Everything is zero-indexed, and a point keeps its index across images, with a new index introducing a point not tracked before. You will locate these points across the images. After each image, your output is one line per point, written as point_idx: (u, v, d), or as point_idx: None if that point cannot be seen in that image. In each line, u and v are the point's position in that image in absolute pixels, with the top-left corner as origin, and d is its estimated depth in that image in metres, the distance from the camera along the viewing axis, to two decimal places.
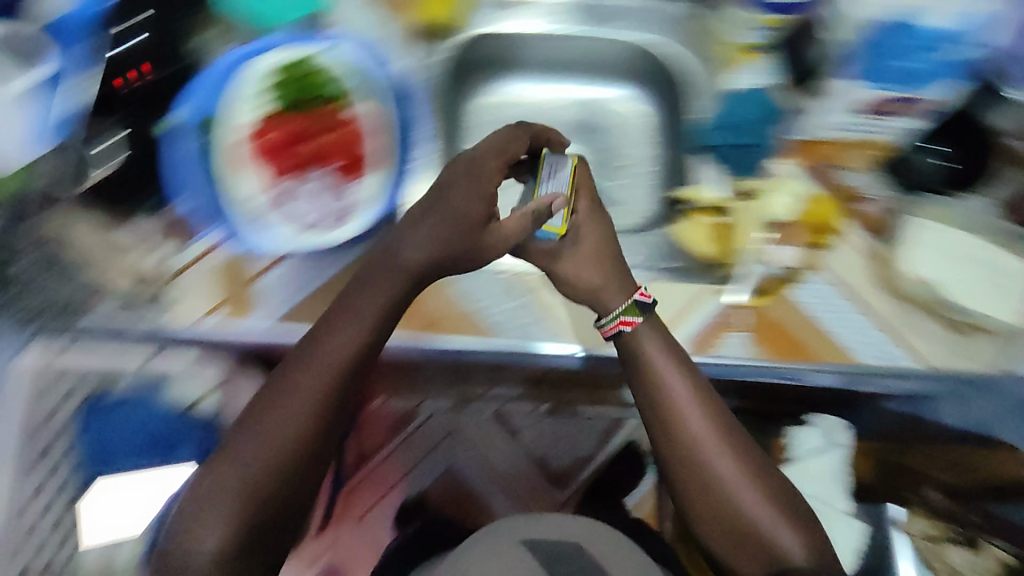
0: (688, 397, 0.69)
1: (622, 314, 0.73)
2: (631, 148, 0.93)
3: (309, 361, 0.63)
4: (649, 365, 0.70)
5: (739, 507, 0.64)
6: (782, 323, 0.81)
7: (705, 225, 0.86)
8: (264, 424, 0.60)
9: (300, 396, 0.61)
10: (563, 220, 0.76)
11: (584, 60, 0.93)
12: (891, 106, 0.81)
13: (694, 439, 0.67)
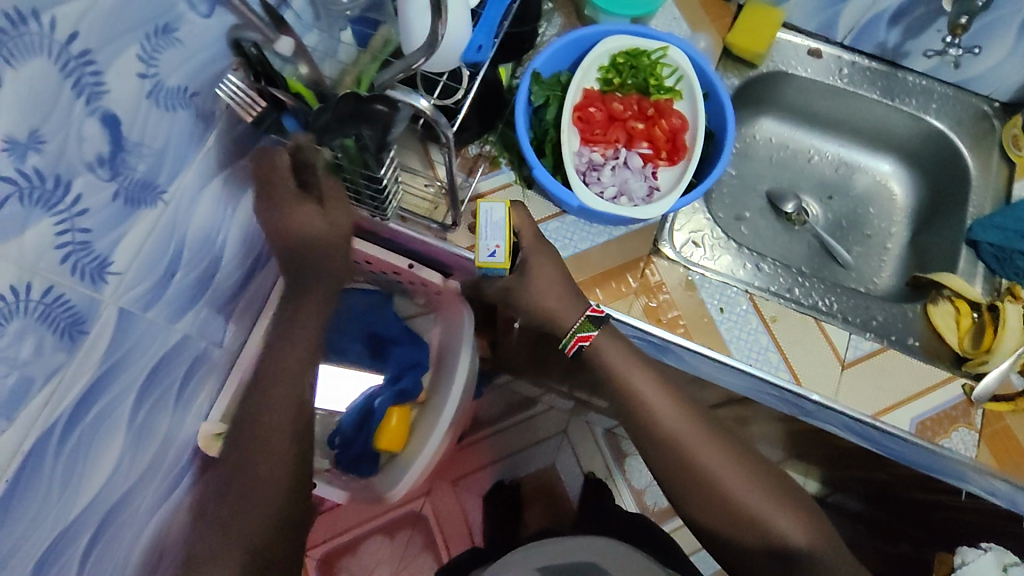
0: (662, 395, 0.67)
1: (577, 331, 0.67)
2: (881, 221, 0.95)
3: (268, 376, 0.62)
4: (617, 374, 0.67)
5: (733, 496, 0.63)
6: (1018, 438, 0.71)
7: (962, 317, 0.76)
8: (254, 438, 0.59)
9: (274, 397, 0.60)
10: (505, 256, 0.64)
11: (863, 125, 0.96)
12: None
13: (683, 441, 0.65)
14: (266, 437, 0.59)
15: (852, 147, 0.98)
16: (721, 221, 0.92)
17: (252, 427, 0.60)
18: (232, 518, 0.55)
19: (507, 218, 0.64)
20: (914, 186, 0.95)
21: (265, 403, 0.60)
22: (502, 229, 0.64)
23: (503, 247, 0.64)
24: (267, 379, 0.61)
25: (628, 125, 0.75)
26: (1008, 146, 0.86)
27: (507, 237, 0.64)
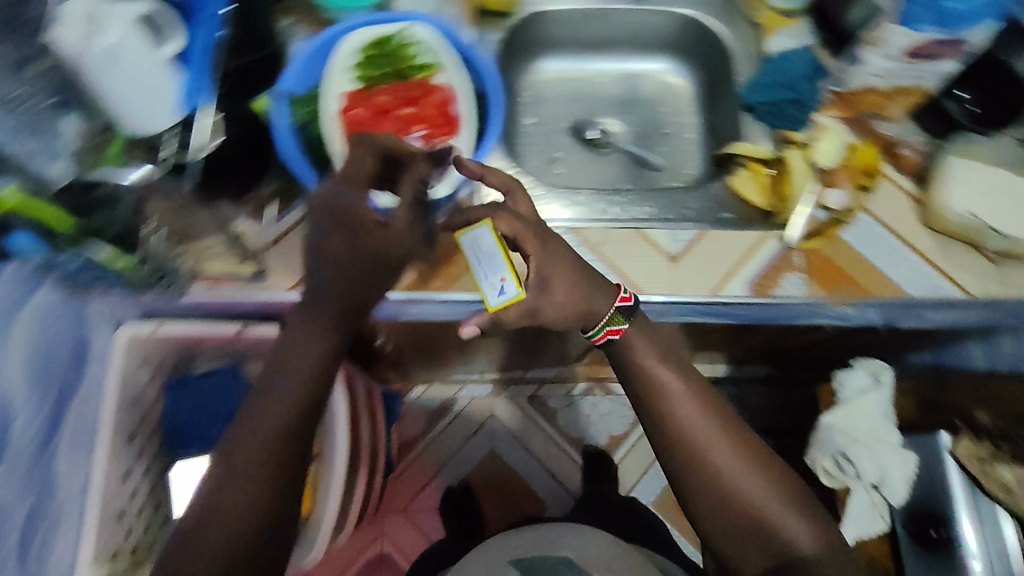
0: (683, 390, 0.67)
1: (608, 325, 0.68)
2: (677, 116, 1.00)
3: (229, 477, 0.54)
4: (642, 363, 0.68)
5: (744, 494, 0.63)
6: (836, 263, 0.78)
7: (760, 176, 0.82)
8: (203, 539, 0.53)
9: (229, 509, 0.54)
10: (515, 285, 0.64)
11: (631, 37, 0.99)
12: (936, 48, 0.78)
13: (695, 433, 0.65)
14: (209, 553, 0.53)
15: (629, 57, 1.02)
16: (535, 169, 0.95)
17: (184, 551, 0.53)
18: None
19: (495, 240, 0.65)
20: (693, 74, 1.00)
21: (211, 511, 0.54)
22: (498, 258, 0.65)
23: (508, 277, 0.64)
24: (222, 483, 0.54)
25: (398, 114, 0.72)
26: (752, 11, 0.92)
27: (506, 264, 0.64)
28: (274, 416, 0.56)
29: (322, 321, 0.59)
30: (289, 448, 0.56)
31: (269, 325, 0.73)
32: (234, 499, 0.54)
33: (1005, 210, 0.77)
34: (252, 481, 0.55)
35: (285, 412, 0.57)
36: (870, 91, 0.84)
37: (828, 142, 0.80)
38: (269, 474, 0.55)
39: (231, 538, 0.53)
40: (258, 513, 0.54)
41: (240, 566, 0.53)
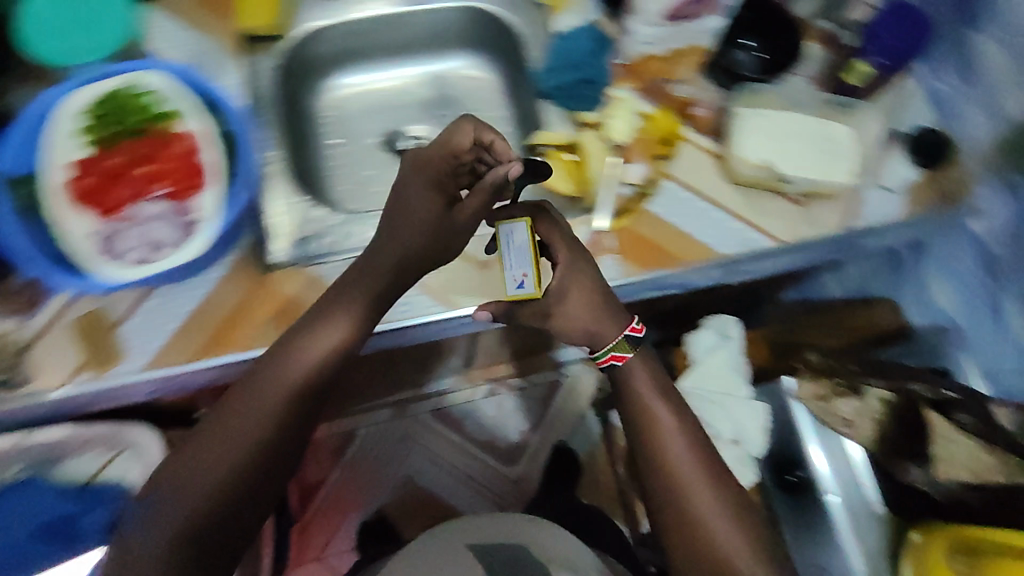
0: (672, 426, 0.68)
1: (612, 351, 0.70)
2: (488, 111, 0.96)
3: (221, 432, 0.61)
4: (637, 393, 0.70)
5: (719, 545, 0.64)
6: (648, 238, 0.77)
7: (563, 162, 0.81)
8: (203, 457, 0.61)
9: (210, 461, 0.60)
10: (533, 283, 0.67)
11: (428, 37, 0.94)
12: (688, 9, 0.83)
13: (674, 464, 0.67)
14: (185, 492, 0.60)
15: (428, 59, 0.97)
16: (345, 192, 0.88)
17: (187, 469, 0.61)
18: (171, 507, 0.59)
19: (528, 240, 0.68)
20: (495, 65, 0.96)
21: (193, 455, 0.61)
22: (528, 257, 0.68)
23: (529, 274, 0.68)
24: (211, 434, 0.61)
25: (135, 175, 0.72)
26: None
27: (534, 263, 0.67)
28: (270, 398, 0.62)
29: (350, 318, 0.64)
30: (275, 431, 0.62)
31: (60, 428, 0.75)
32: (219, 452, 0.61)
33: (794, 152, 0.80)
34: (239, 444, 0.61)
35: (276, 397, 0.62)
36: (650, 60, 0.83)
37: (620, 119, 0.81)
38: (249, 446, 0.61)
39: (205, 489, 0.60)
40: (239, 472, 0.61)
41: (207, 518, 0.60)
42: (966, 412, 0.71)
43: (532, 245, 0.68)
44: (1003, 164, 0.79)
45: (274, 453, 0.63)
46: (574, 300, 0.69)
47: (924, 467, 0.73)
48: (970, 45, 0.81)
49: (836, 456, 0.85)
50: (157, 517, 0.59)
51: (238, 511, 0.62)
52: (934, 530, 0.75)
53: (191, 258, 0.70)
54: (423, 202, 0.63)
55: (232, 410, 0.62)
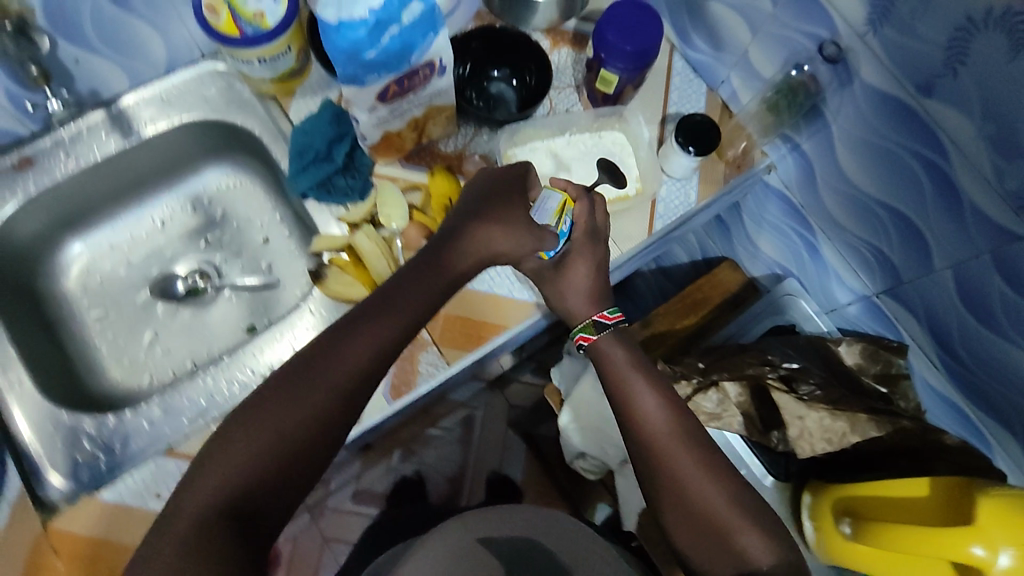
0: (659, 405, 0.62)
1: (579, 329, 0.66)
2: (259, 219, 0.86)
3: (326, 365, 0.53)
4: (615, 371, 0.64)
5: (705, 509, 0.58)
6: (461, 315, 0.74)
7: (346, 269, 0.73)
8: (320, 359, 0.54)
9: (308, 398, 0.52)
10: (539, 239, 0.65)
11: (161, 166, 0.83)
12: None
13: (660, 429, 0.61)
14: (262, 426, 0.50)
15: (175, 183, 0.86)
16: (132, 366, 0.80)
17: (278, 390, 0.52)
18: (246, 417, 0.51)
19: (558, 204, 0.65)
20: (249, 167, 0.85)
21: (291, 396, 0.52)
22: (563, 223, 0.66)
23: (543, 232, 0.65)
24: (319, 369, 0.53)
25: None
26: (255, 87, 0.78)
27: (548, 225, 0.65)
28: (376, 335, 0.56)
29: (455, 254, 0.63)
30: (369, 378, 0.55)
31: None
32: (343, 364, 0.54)
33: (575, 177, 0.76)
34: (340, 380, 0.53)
35: (388, 326, 0.57)
36: (391, 136, 0.70)
37: (391, 204, 0.74)
38: (363, 374, 0.55)
39: (272, 436, 0.50)
40: (338, 389, 0.53)
41: (279, 469, 0.49)
42: (807, 380, 0.73)
43: (561, 216, 0.65)
44: (771, 124, 0.78)
45: (352, 412, 0.54)
46: (567, 281, 0.66)
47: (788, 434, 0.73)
48: (707, 12, 0.77)
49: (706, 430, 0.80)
50: (253, 422, 0.50)
51: (336, 427, 0.53)
52: (835, 493, 0.72)
53: None
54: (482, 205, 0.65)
55: (351, 338, 0.55)
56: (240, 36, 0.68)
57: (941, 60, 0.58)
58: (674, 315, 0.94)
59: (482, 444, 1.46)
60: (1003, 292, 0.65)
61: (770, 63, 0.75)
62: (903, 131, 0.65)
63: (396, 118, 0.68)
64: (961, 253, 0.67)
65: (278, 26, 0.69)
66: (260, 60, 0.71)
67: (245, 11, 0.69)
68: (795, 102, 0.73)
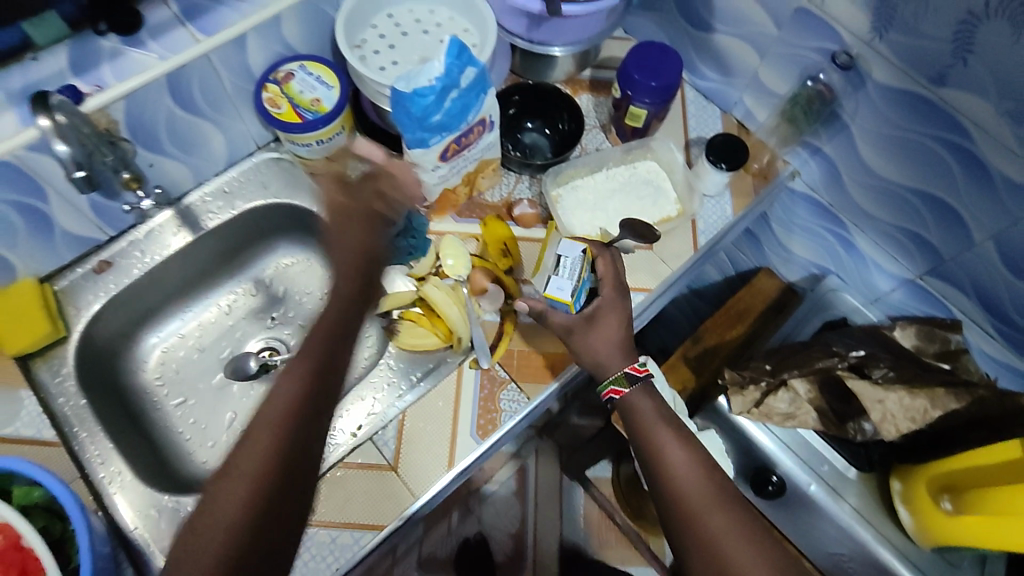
0: (689, 462, 0.57)
1: (609, 382, 0.64)
2: (319, 291, 0.90)
3: (248, 446, 0.48)
4: (645, 432, 0.60)
5: (739, 571, 0.50)
6: (531, 351, 0.76)
7: (418, 321, 0.76)
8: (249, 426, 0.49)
9: (249, 461, 0.48)
10: (569, 295, 0.64)
11: (224, 253, 0.88)
12: None
13: (687, 484, 0.56)
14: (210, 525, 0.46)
15: (235, 268, 0.90)
16: (216, 448, 0.81)
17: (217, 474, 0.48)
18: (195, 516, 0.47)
19: (581, 261, 0.65)
20: (306, 244, 0.91)
21: (229, 476, 0.47)
22: (576, 277, 0.65)
23: (571, 289, 0.64)
24: (255, 426, 0.49)
25: None
26: (309, 167, 0.84)
27: (577, 282, 0.64)
28: (296, 377, 0.51)
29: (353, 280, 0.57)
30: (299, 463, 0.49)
31: None
32: (269, 426, 0.49)
33: (617, 206, 0.81)
34: (253, 493, 0.46)
35: (302, 393, 0.50)
36: (449, 192, 0.76)
37: (453, 254, 0.77)
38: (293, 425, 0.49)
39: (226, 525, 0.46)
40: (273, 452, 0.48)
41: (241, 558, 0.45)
42: (877, 364, 0.76)
43: (582, 273, 0.65)
44: (791, 133, 0.85)
45: (299, 484, 0.49)
46: (597, 334, 0.65)
47: (865, 422, 0.77)
48: (712, 45, 0.85)
49: (782, 433, 0.81)
50: (202, 516, 0.46)
51: (288, 494, 0.48)
52: (930, 484, 0.71)
53: None
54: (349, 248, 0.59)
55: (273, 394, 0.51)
56: (299, 121, 0.75)
57: (950, 52, 0.64)
58: (724, 330, 0.97)
59: (539, 493, 1.45)
60: None
61: (782, 80, 0.81)
62: (922, 119, 0.71)
63: (455, 174, 0.73)
64: (1002, 221, 0.71)
65: (336, 107, 0.76)
66: (319, 141, 0.78)
67: (304, 100, 0.76)
68: (811, 111, 0.80)
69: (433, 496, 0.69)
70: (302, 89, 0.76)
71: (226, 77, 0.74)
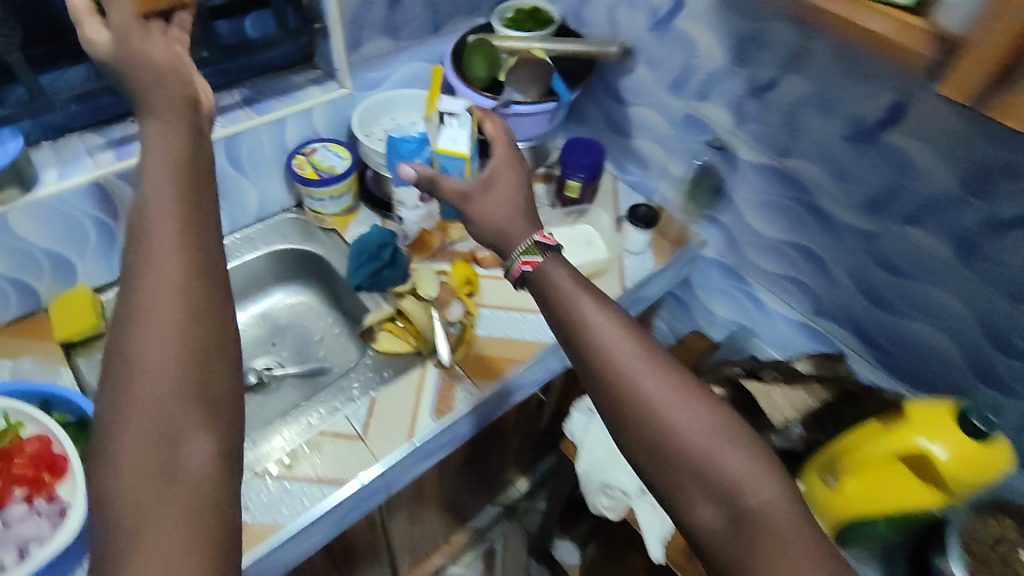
0: (615, 330, 0.61)
1: (520, 254, 0.67)
2: (315, 324, 1.09)
3: (133, 389, 0.47)
4: (563, 306, 0.63)
5: (677, 426, 0.56)
6: (485, 355, 0.93)
7: (395, 332, 0.94)
8: (123, 370, 0.47)
9: (144, 394, 0.47)
10: (457, 142, 0.82)
11: (241, 289, 1.08)
12: None
13: (612, 349, 0.59)
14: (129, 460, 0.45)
15: (250, 302, 1.09)
16: None
17: (117, 420, 0.46)
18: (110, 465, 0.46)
19: (469, 124, 0.85)
20: (309, 287, 1.11)
21: (128, 415, 0.46)
22: (465, 128, 0.84)
23: (460, 141, 0.83)
24: (126, 366, 0.47)
25: None
26: (320, 223, 1.07)
27: (466, 139, 0.83)
28: (155, 304, 0.49)
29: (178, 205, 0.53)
30: (205, 327, 0.50)
31: None
32: (152, 352, 0.48)
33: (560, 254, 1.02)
34: (163, 416, 0.46)
35: (179, 258, 0.51)
36: (425, 233, 1.04)
37: (425, 280, 0.96)
38: (175, 340, 0.48)
39: (146, 451, 0.45)
40: (163, 373, 0.47)
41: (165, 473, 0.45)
42: (769, 370, 0.93)
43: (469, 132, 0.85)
44: (695, 209, 1.09)
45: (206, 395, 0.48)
46: (493, 197, 0.72)
47: (793, 429, 0.86)
48: (634, 149, 1.13)
49: None
50: (118, 458, 0.45)
51: (201, 402, 0.48)
52: (813, 464, 0.83)
53: (73, 535, 0.62)
54: (166, 148, 0.56)
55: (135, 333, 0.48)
56: (317, 179, 1.00)
57: (783, 133, 0.90)
58: None
59: (507, 572, 1.48)
60: (887, 281, 0.87)
61: (683, 169, 1.08)
62: (778, 185, 0.94)
63: (428, 218, 1.03)
64: (850, 260, 0.91)
65: (347, 171, 1.02)
66: (330, 197, 1.02)
67: (323, 166, 1.02)
68: (705, 190, 1.05)
69: (395, 459, 0.82)
70: (322, 159, 1.03)
71: (266, 147, 1.00)
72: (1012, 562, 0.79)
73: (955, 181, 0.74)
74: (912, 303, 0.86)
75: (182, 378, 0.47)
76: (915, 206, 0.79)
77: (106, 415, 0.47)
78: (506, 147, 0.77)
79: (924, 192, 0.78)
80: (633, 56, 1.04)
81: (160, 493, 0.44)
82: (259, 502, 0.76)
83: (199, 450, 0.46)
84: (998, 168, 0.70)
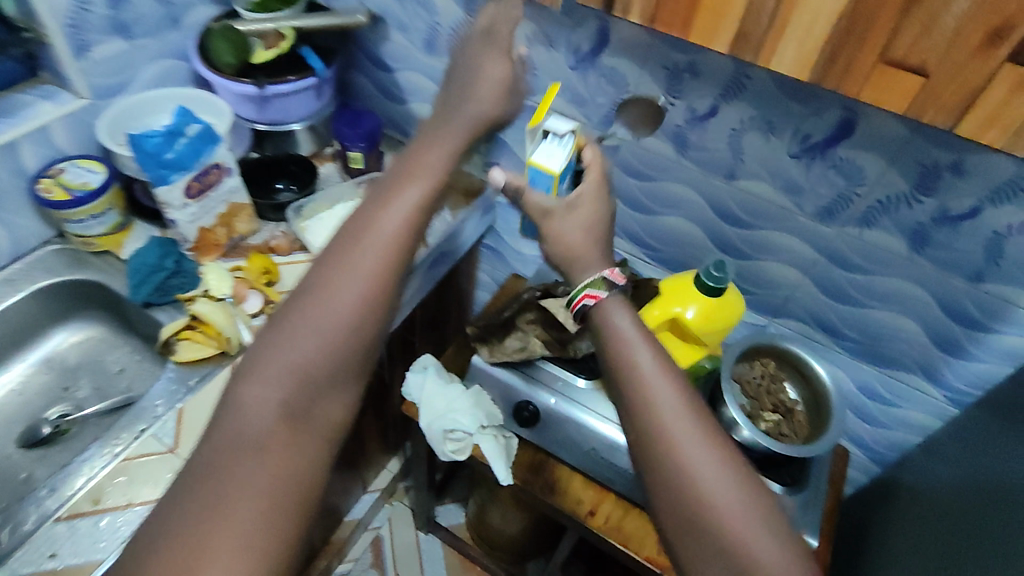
0: (675, 403, 0.61)
1: (589, 287, 0.69)
2: (111, 355, 1.02)
3: (326, 303, 0.62)
4: (616, 357, 0.65)
5: (710, 505, 0.56)
6: None
7: (195, 339, 0.90)
8: (329, 280, 0.64)
9: (332, 312, 0.62)
10: (559, 163, 0.71)
11: (12, 338, 0.97)
12: (205, 182, 0.92)
13: (665, 410, 0.60)
14: (299, 347, 0.61)
15: (28, 348, 1.00)
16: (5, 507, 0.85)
17: (292, 324, 0.62)
18: (282, 335, 0.61)
19: (572, 146, 0.74)
20: (95, 319, 1.03)
21: (310, 322, 0.62)
22: (565, 149, 0.74)
23: (560, 161, 0.72)
24: (335, 276, 0.64)
25: None
26: (89, 247, 0.99)
27: (566, 159, 0.73)
28: (379, 242, 0.66)
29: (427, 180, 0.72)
30: (382, 305, 0.65)
31: None
32: (354, 287, 0.64)
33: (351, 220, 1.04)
34: (332, 341, 0.62)
35: (406, 228, 0.68)
36: (206, 232, 0.97)
37: (217, 278, 0.95)
38: (372, 296, 0.64)
39: (312, 357, 0.61)
40: (350, 311, 0.63)
41: (313, 382, 0.60)
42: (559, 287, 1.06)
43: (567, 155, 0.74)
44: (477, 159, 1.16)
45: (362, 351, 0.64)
46: (571, 221, 0.73)
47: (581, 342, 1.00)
48: (412, 115, 1.18)
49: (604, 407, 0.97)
50: (289, 336, 0.61)
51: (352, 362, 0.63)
52: None
53: None
54: (440, 154, 0.74)
55: (354, 257, 0.65)
56: (69, 199, 0.92)
57: None
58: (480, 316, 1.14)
59: (397, 557, 1.48)
60: (637, 186, 1.00)
61: None
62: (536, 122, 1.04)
63: (206, 214, 0.95)
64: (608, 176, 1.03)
65: (104, 184, 0.95)
66: (92, 215, 0.95)
67: (74, 185, 0.94)
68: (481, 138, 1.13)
69: None
70: (73, 178, 0.95)
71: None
72: (778, 392, 0.97)
73: (660, 87, 0.87)
74: (660, 200, 1.00)
75: (354, 322, 0.63)
76: (639, 116, 0.92)
77: (295, 307, 0.63)
78: (599, 175, 0.76)
79: (641, 101, 0.90)
80: (383, 23, 1.07)
81: (301, 392, 0.60)
82: (66, 544, 0.71)
83: (332, 384, 0.62)
84: (684, 69, 0.83)
